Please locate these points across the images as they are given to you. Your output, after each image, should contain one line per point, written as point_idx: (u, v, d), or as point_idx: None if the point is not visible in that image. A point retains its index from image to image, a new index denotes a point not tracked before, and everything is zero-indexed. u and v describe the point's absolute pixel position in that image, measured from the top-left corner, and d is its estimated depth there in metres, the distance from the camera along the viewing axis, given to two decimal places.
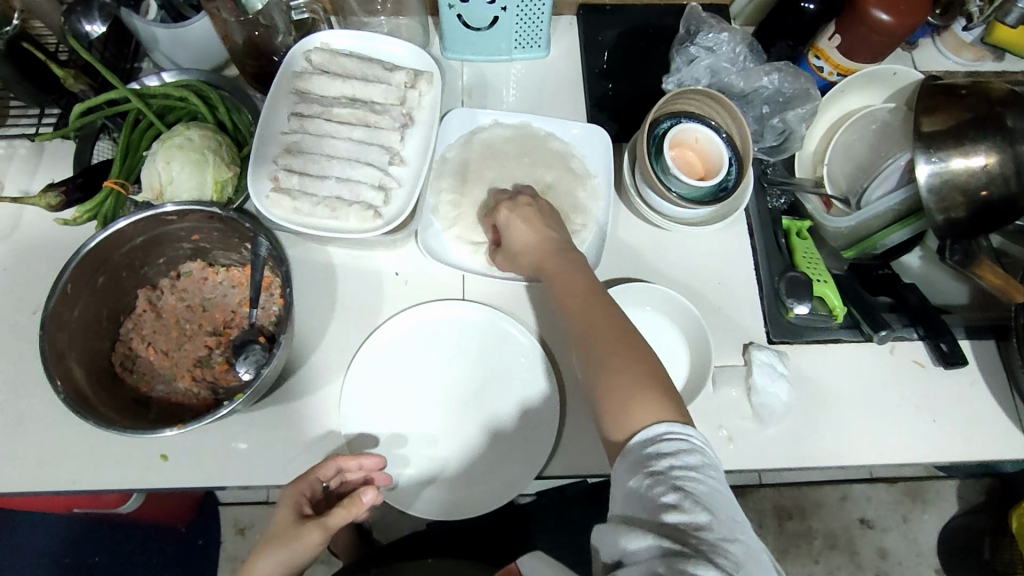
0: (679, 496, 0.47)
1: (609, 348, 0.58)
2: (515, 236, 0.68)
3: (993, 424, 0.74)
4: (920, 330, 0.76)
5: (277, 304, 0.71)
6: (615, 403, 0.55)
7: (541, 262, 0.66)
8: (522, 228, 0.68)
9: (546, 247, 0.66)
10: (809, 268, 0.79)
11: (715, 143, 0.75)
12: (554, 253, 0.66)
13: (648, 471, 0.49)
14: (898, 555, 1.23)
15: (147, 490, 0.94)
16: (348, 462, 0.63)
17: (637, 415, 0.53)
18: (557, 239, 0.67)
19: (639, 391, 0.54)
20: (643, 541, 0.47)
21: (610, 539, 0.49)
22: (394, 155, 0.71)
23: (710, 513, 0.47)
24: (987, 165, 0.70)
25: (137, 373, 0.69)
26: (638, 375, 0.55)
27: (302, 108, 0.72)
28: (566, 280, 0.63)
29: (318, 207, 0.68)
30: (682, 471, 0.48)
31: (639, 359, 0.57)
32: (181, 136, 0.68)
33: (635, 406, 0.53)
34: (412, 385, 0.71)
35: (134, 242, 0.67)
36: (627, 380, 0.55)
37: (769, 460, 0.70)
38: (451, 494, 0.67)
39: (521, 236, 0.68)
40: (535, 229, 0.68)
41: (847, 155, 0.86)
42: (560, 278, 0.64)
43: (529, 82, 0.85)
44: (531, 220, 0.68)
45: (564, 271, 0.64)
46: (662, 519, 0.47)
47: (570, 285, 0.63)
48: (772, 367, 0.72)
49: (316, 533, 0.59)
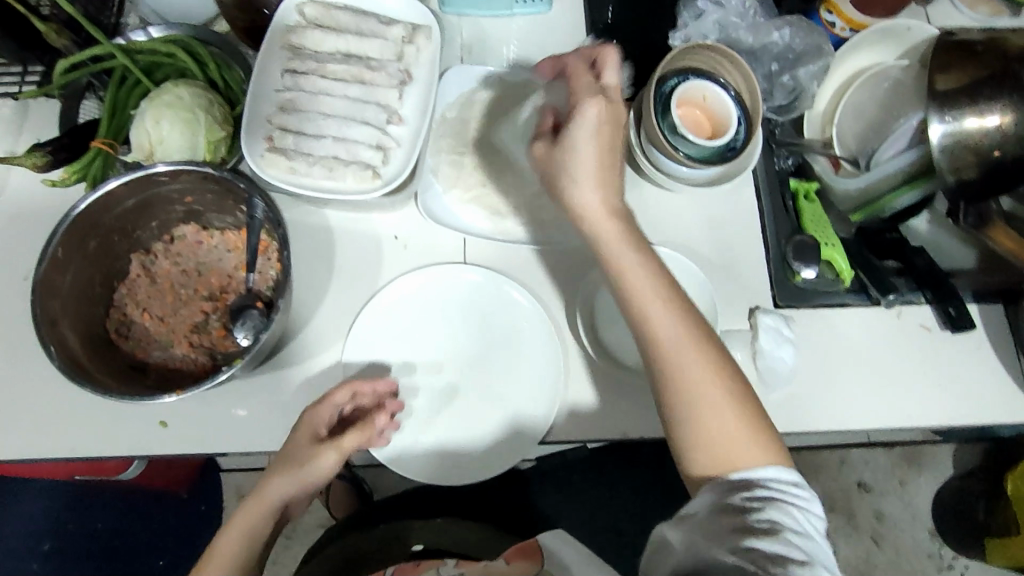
0: (773, 527, 0.50)
1: (699, 372, 0.55)
2: (576, 175, 0.57)
3: (997, 386, 0.74)
4: (928, 294, 0.75)
5: (274, 268, 0.68)
6: (722, 442, 0.54)
7: (601, 234, 0.58)
8: (599, 152, 0.57)
9: (602, 217, 0.58)
10: (817, 231, 0.76)
11: (724, 102, 0.72)
12: (615, 225, 0.58)
13: (744, 496, 0.52)
14: (894, 517, 1.24)
15: (149, 459, 0.93)
16: (361, 385, 0.63)
17: (752, 455, 0.54)
18: (619, 207, 0.59)
19: (750, 431, 0.54)
20: (726, 555, 0.50)
21: (690, 543, 0.52)
22: (392, 113, 0.69)
23: (802, 552, 0.49)
24: (1001, 125, 0.68)
25: (133, 340, 0.67)
26: (740, 407, 0.55)
27: (296, 65, 0.69)
28: (634, 266, 0.58)
29: (315, 166, 0.66)
30: (781, 508, 0.51)
31: (736, 382, 0.56)
32: (170, 94, 0.66)
33: (747, 449, 0.54)
34: (420, 351, 0.70)
35: (125, 204, 0.64)
36: (733, 410, 0.55)
37: (774, 424, 0.70)
38: (445, 458, 0.67)
39: (590, 193, 0.58)
40: (613, 178, 0.58)
41: (858, 115, 0.83)
42: (636, 275, 0.58)
43: (531, 38, 0.82)
44: (608, 145, 0.57)
45: (630, 261, 0.58)
46: (748, 541, 0.50)
47: (643, 283, 0.57)
48: (778, 331, 0.71)
49: (334, 454, 0.60)
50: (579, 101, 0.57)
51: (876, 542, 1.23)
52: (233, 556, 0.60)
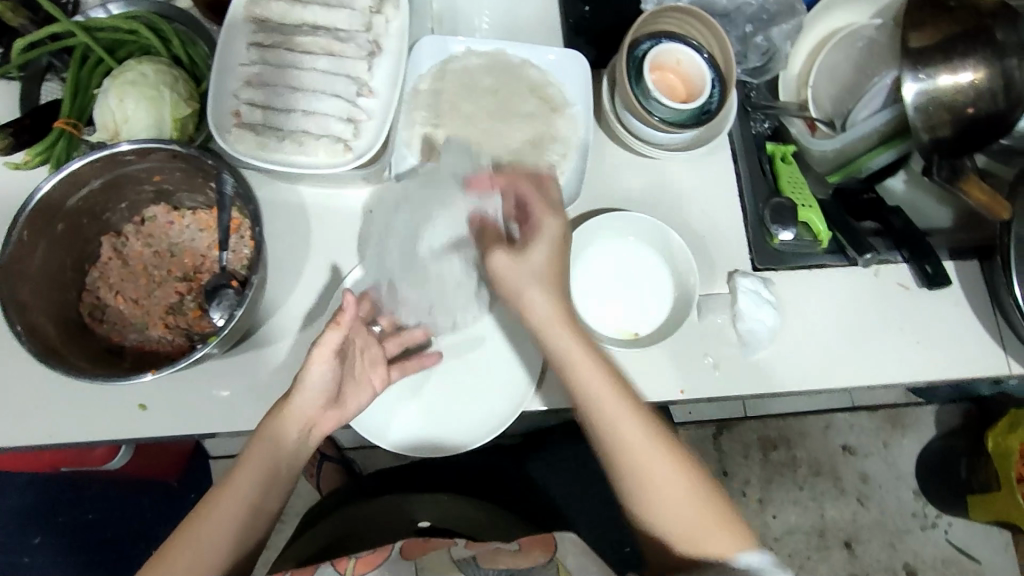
0: None
1: (661, 468, 0.60)
2: (529, 290, 0.63)
3: (973, 342, 0.74)
4: (905, 253, 0.75)
5: (248, 247, 0.67)
6: (690, 531, 0.59)
7: (555, 340, 0.63)
8: (549, 262, 0.64)
9: (554, 327, 0.63)
10: (794, 193, 0.76)
11: (698, 65, 0.72)
12: (570, 335, 0.63)
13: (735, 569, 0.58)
14: (878, 479, 1.26)
15: (135, 446, 0.92)
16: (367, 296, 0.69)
17: (719, 543, 0.59)
18: (569, 314, 0.64)
19: (715, 518, 0.60)
20: None
21: None
22: (362, 85, 0.67)
23: None
24: (974, 80, 0.69)
25: (108, 324, 0.66)
26: (702, 495, 0.60)
27: (262, 38, 0.68)
28: (587, 368, 0.61)
29: (285, 141, 0.65)
30: None
31: (696, 473, 0.61)
32: (133, 71, 0.65)
33: (712, 536, 0.59)
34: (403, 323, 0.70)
35: (92, 185, 0.63)
36: (697, 500, 0.60)
37: (754, 385, 0.71)
38: (421, 430, 0.68)
39: (543, 298, 0.63)
40: (561, 285, 0.64)
41: (833, 75, 0.82)
42: (591, 375, 0.61)
43: (503, 7, 0.81)
44: (560, 247, 0.65)
45: (586, 364, 0.61)
46: None
47: (599, 383, 0.61)
48: (758, 293, 0.71)
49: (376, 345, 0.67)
50: (533, 215, 0.65)
51: (862, 502, 1.25)
52: (242, 492, 0.60)
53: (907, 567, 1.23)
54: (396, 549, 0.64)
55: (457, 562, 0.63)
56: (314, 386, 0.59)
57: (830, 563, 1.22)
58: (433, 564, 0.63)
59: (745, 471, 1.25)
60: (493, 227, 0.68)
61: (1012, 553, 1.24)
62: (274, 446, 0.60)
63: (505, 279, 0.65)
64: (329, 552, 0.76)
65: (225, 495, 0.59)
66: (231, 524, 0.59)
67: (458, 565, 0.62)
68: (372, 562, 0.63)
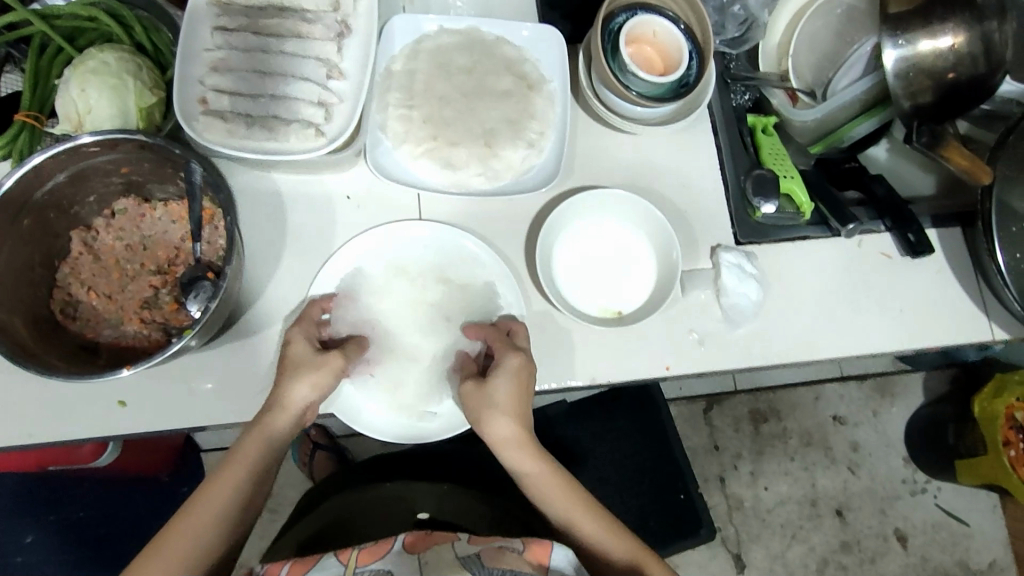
0: None
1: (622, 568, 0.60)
2: (486, 417, 0.60)
3: (957, 307, 0.74)
4: (888, 221, 0.74)
5: (223, 237, 0.66)
6: None
7: (515, 462, 0.62)
8: (512, 398, 0.60)
9: (512, 448, 0.61)
10: (775, 165, 0.77)
11: (675, 36, 0.70)
12: (530, 453, 0.61)
13: None
14: (868, 447, 1.28)
15: (122, 442, 0.91)
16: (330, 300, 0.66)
17: None
18: (530, 434, 0.62)
19: None
20: None
21: None
22: (332, 67, 0.66)
23: None
24: (954, 45, 0.68)
25: (82, 320, 0.65)
26: None
27: (225, 21, 0.66)
28: (548, 484, 0.61)
29: (254, 128, 0.64)
30: None
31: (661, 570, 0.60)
32: (94, 59, 0.63)
33: None
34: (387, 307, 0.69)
35: (57, 179, 0.61)
36: None
37: (741, 359, 0.71)
38: (403, 419, 0.67)
39: (504, 425, 0.60)
40: (521, 408, 0.61)
41: (813, 43, 0.82)
42: (551, 492, 0.62)
43: None
44: (524, 386, 0.61)
45: (544, 479, 0.61)
46: None
47: (556, 493, 0.62)
48: (741, 268, 0.71)
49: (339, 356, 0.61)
50: (498, 356, 0.61)
51: (852, 471, 1.26)
52: (227, 496, 0.57)
53: (897, 532, 1.24)
54: (397, 548, 0.62)
55: (461, 559, 0.59)
56: (312, 397, 0.60)
57: (823, 531, 1.23)
58: (437, 559, 0.60)
59: (735, 444, 1.26)
60: (471, 362, 0.66)
61: (999, 514, 1.26)
62: (269, 450, 0.59)
63: (469, 410, 0.61)
64: (320, 538, 0.74)
65: (207, 498, 0.57)
66: (209, 531, 0.56)
67: (461, 563, 0.59)
68: (376, 554, 0.62)
